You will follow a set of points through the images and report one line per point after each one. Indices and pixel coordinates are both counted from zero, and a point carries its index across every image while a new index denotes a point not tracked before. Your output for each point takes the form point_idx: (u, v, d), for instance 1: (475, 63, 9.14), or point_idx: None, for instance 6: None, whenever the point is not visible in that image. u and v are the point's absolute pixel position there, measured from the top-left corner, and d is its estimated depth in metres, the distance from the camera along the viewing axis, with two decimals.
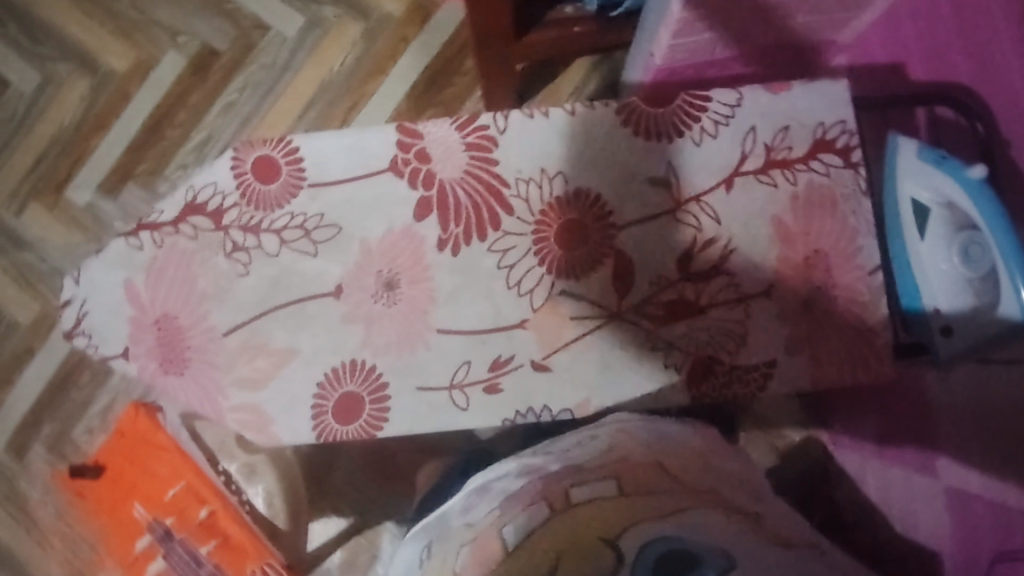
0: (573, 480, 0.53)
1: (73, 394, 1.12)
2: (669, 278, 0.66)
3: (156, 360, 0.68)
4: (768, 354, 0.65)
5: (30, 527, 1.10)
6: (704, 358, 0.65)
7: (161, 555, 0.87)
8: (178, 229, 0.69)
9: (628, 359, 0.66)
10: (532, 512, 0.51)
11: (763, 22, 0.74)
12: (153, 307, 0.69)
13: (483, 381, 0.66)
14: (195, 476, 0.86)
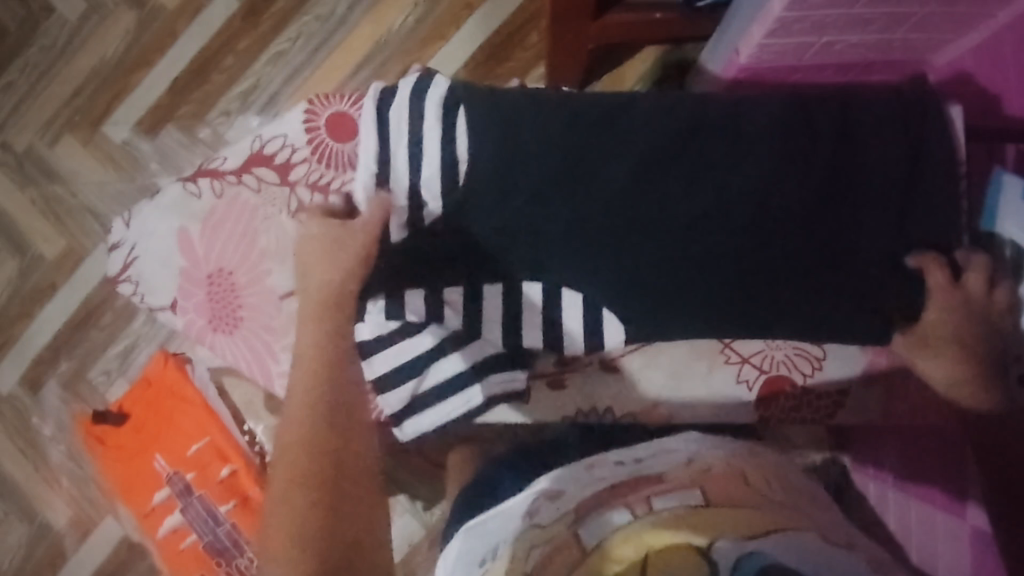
0: (653, 490, 0.53)
1: (93, 334, 1.10)
2: None
3: (205, 317, 0.72)
4: (842, 384, 0.71)
5: (39, 463, 1.09)
6: (779, 380, 0.71)
7: (178, 509, 0.84)
8: (241, 179, 0.73)
9: (694, 367, 0.71)
10: (615, 517, 0.51)
11: (862, 27, 0.72)
12: (206, 262, 0.72)
13: (548, 376, 0.73)
14: (222, 436, 0.85)
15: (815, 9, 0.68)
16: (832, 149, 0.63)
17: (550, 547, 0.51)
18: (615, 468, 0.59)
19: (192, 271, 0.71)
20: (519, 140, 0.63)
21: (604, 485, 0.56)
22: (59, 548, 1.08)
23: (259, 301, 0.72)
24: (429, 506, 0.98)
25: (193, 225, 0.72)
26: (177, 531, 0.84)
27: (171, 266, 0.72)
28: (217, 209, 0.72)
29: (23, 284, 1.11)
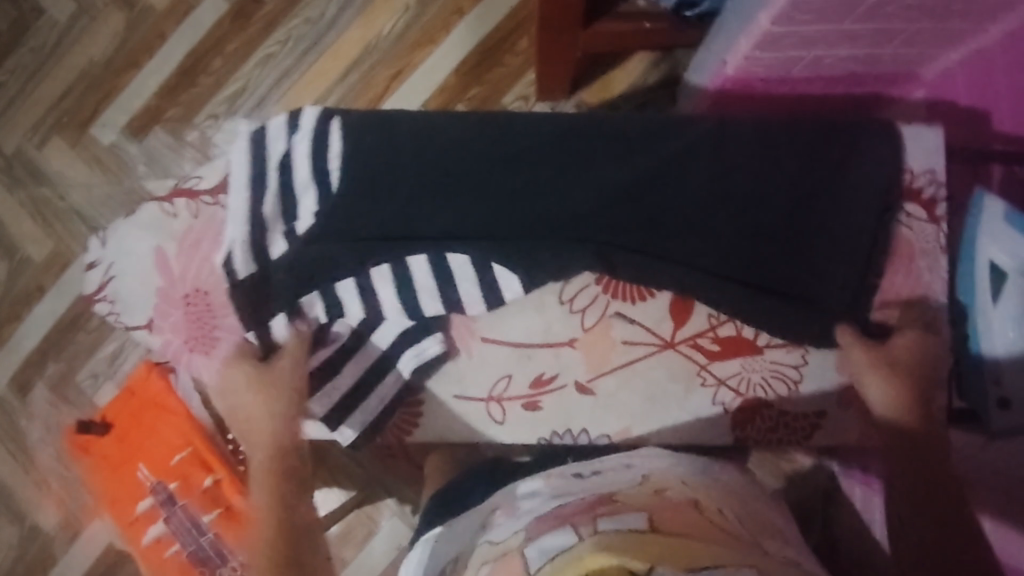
0: (603, 511, 0.50)
1: (82, 336, 1.10)
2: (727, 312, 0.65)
3: (181, 337, 0.65)
4: (820, 405, 0.67)
5: (28, 465, 1.10)
6: (755, 403, 0.66)
7: (161, 519, 0.84)
8: (218, 199, 0.68)
9: (672, 389, 0.66)
10: (562, 536, 0.48)
11: (849, 43, 0.71)
12: (184, 279, 0.66)
13: (523, 397, 0.67)
14: (206, 447, 0.84)
15: (801, 25, 0.68)
16: (818, 166, 0.64)
17: (501, 561, 0.51)
18: (573, 480, 0.59)
19: (169, 291, 0.66)
20: (505, 151, 0.63)
21: (559, 499, 0.56)
22: (48, 551, 1.09)
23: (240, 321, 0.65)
24: (416, 510, 0.98)
25: (170, 243, 0.67)
26: (161, 540, 0.84)
27: (146, 287, 0.66)
28: (193, 227, 0.67)
29: (12, 286, 1.11)
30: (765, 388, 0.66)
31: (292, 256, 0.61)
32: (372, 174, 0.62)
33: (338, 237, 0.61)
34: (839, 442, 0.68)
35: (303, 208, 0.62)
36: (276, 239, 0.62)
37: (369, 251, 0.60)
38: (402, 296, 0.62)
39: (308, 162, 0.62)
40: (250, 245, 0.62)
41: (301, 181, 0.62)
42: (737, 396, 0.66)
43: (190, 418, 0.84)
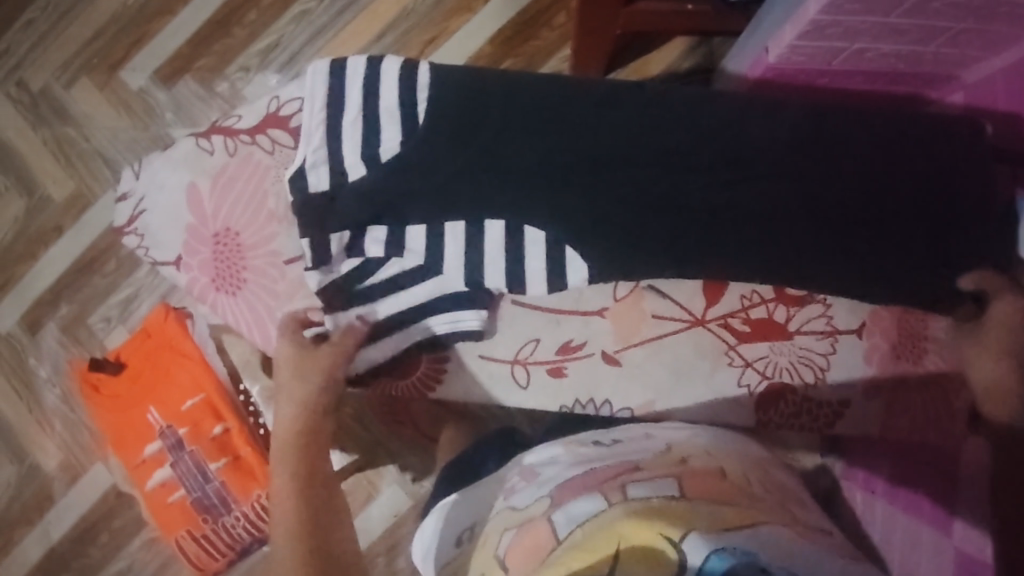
0: (630, 478, 0.53)
1: (97, 279, 1.10)
2: (762, 295, 0.66)
3: (209, 275, 0.68)
4: (845, 394, 0.67)
5: (33, 405, 1.11)
6: (781, 387, 0.67)
7: (169, 463, 0.84)
8: (255, 140, 0.69)
9: (699, 365, 0.67)
10: (589, 502, 0.51)
11: (896, 37, 0.71)
12: (213, 221, 0.68)
13: (549, 363, 0.68)
14: (218, 393, 0.85)
15: (851, 15, 0.67)
16: (893, 176, 0.61)
17: (524, 526, 0.54)
18: (593, 449, 0.61)
19: (199, 230, 0.67)
20: (572, 117, 0.61)
21: (581, 467, 0.58)
22: (47, 491, 1.11)
23: (265, 264, 0.67)
24: (417, 480, 0.98)
25: (203, 181, 0.68)
26: (166, 485, 0.84)
27: (177, 224, 0.68)
28: (229, 165, 0.68)
29: (29, 224, 1.10)
30: (790, 374, 0.66)
31: (332, 201, 0.60)
32: (434, 125, 0.60)
33: (376, 197, 0.60)
34: (860, 433, 0.69)
35: (348, 157, 0.60)
36: (320, 178, 0.61)
37: (404, 206, 0.60)
38: (430, 258, 0.62)
39: (395, 89, 0.61)
40: (326, 167, 0.61)
41: (349, 119, 0.61)
42: (760, 381, 0.67)
43: (202, 362, 0.85)
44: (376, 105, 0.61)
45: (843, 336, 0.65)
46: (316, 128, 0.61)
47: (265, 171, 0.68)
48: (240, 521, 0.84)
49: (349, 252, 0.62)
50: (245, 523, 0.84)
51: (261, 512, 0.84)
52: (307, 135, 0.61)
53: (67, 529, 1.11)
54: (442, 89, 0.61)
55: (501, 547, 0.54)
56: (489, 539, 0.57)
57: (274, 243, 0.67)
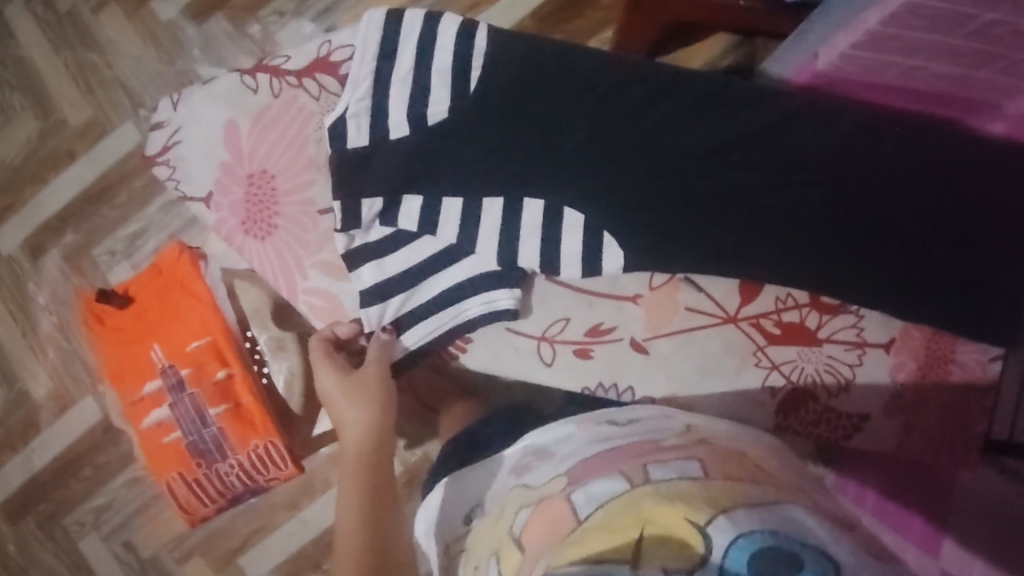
0: (652, 458, 0.53)
1: (105, 210, 1.08)
2: (797, 300, 0.64)
3: (239, 218, 0.65)
4: (866, 407, 0.64)
5: (27, 330, 1.11)
6: (803, 391, 0.64)
7: (166, 404, 0.83)
8: (300, 84, 0.67)
9: (726, 362, 0.65)
10: (609, 483, 0.51)
11: (951, 58, 0.70)
12: (251, 161, 0.65)
13: (575, 344, 0.67)
14: (225, 338, 0.83)
15: (909, 29, 0.66)
16: (934, 197, 0.60)
17: (543, 504, 0.53)
18: (609, 427, 0.61)
19: (234, 168, 0.65)
20: (624, 102, 0.59)
21: (598, 444, 0.58)
22: (35, 418, 1.11)
23: (298, 211, 0.64)
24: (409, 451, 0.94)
25: (242, 118, 0.66)
26: (162, 425, 0.83)
27: (211, 159, 0.66)
28: (272, 107, 0.66)
29: (41, 147, 1.09)
30: (819, 382, 0.64)
31: (371, 156, 0.59)
32: (485, 93, 0.58)
33: (416, 157, 0.58)
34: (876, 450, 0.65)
35: (394, 116, 0.58)
36: (360, 131, 0.59)
37: (442, 163, 0.58)
38: (464, 225, 0.60)
39: (451, 49, 0.59)
40: (368, 119, 0.59)
41: (398, 76, 0.59)
42: (785, 386, 0.64)
43: (213, 306, 0.83)
44: (429, 64, 0.59)
45: (872, 348, 0.63)
46: (364, 77, 0.59)
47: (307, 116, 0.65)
48: (233, 470, 0.83)
49: (381, 217, 0.60)
50: (237, 472, 0.83)
51: (256, 463, 0.83)
52: (352, 83, 0.59)
53: (51, 459, 1.11)
54: (499, 57, 0.59)
55: (517, 526, 0.54)
56: (505, 515, 0.57)
57: (310, 191, 0.64)
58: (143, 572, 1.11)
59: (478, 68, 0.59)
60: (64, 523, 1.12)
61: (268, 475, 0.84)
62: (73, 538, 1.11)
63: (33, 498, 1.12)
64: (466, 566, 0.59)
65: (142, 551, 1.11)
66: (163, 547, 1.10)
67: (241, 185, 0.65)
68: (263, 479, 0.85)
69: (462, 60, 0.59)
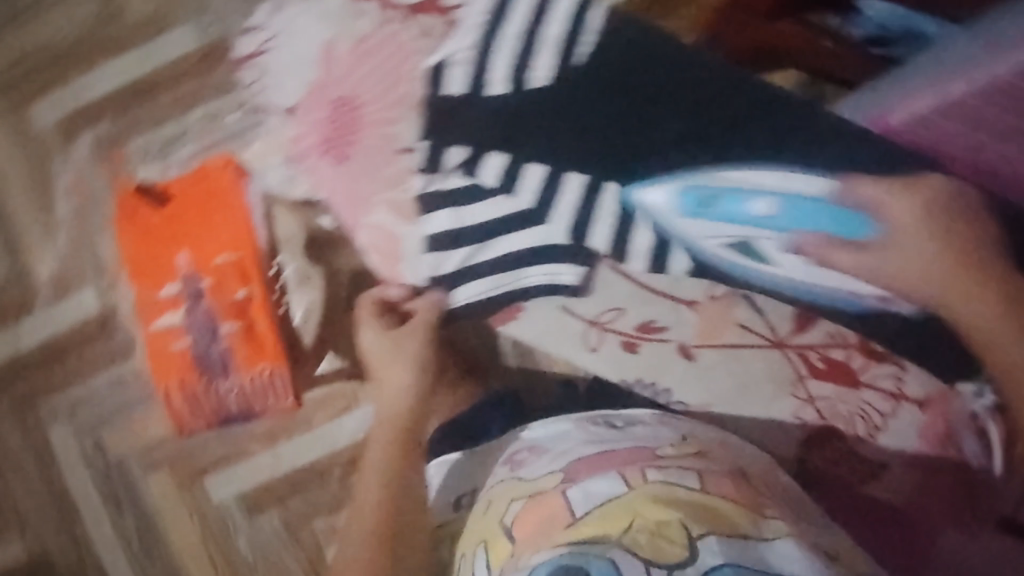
0: (650, 463, 0.58)
1: (148, 108, 1.09)
2: (846, 337, 0.60)
3: (319, 137, 0.64)
4: (885, 457, 0.61)
5: (43, 209, 1.11)
6: (830, 428, 0.64)
7: (180, 310, 0.82)
8: (406, 21, 0.62)
9: (760, 386, 0.66)
10: (605, 483, 0.57)
11: None
12: (340, 82, 0.63)
13: (624, 337, 0.70)
14: (252, 260, 0.82)
15: None
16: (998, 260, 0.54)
17: (537, 496, 0.59)
18: (606, 429, 0.66)
19: (323, 88, 0.64)
20: (729, 105, 0.56)
21: (593, 443, 0.64)
22: (30, 298, 1.11)
23: (375, 147, 0.62)
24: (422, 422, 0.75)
25: (342, 41, 0.63)
26: (171, 330, 0.82)
27: (304, 75, 0.66)
28: (372, 36, 0.63)
29: (96, 32, 1.09)
30: (861, 428, 0.62)
31: (463, 105, 0.59)
32: (590, 69, 0.58)
33: (506, 118, 0.59)
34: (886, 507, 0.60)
35: (496, 70, 0.58)
36: (457, 79, 0.59)
37: (531, 130, 0.59)
38: (546, 179, 0.59)
39: (566, 20, 0.58)
40: (468, 68, 0.59)
41: (507, 34, 0.58)
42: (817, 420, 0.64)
43: (246, 226, 0.82)
44: (538, 28, 0.58)
45: (908, 402, 0.61)
46: (474, 27, 0.59)
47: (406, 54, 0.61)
48: (234, 392, 0.83)
49: (464, 167, 0.60)
50: (236, 395, 0.83)
51: (257, 388, 0.83)
52: (463, 31, 0.59)
53: (36, 342, 1.10)
54: (611, 37, 0.58)
55: (509, 517, 0.60)
56: (496, 503, 0.63)
57: (392, 128, 0.61)
58: (106, 472, 1.10)
59: (588, 42, 0.58)
60: (37, 409, 1.10)
61: (266, 404, 0.84)
62: (44, 424, 1.10)
63: (11, 377, 1.10)
64: (462, 543, 0.66)
65: (110, 451, 1.10)
66: (131, 453, 1.09)
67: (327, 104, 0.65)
68: (261, 407, 0.84)
69: (574, 30, 0.58)
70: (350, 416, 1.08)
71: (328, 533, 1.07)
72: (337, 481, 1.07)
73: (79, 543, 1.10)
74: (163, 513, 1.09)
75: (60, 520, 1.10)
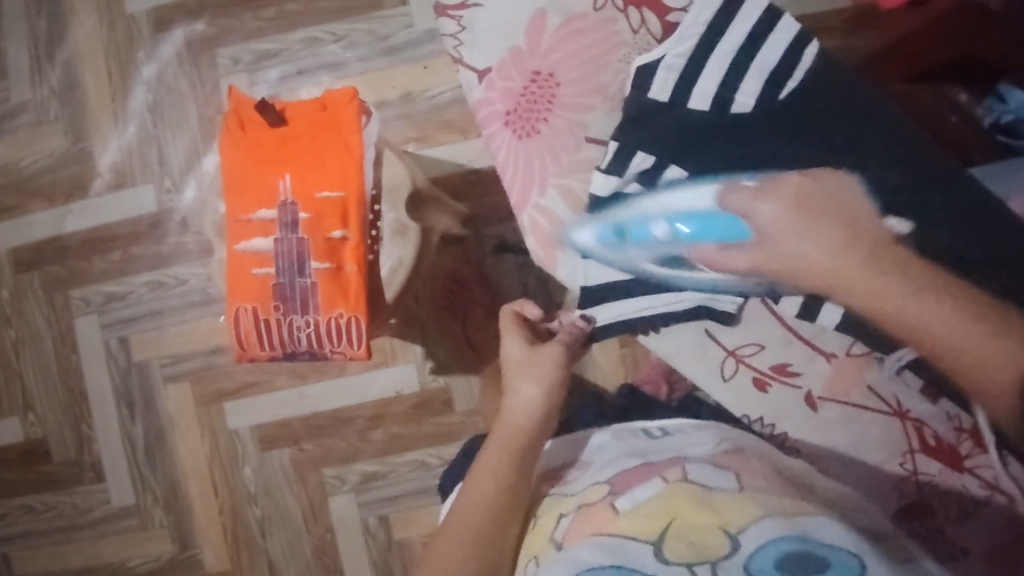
0: (696, 464, 0.58)
1: (248, 16, 1.03)
2: (961, 425, 0.61)
3: (507, 107, 0.65)
4: (973, 542, 0.59)
5: (117, 96, 1.07)
6: (922, 502, 0.61)
7: (271, 237, 0.80)
8: (626, 12, 0.63)
9: (873, 445, 0.63)
10: (649, 486, 0.55)
11: None
12: (540, 57, 0.64)
13: (758, 372, 0.67)
14: (356, 203, 0.78)
15: None
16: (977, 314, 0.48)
17: (586, 508, 0.57)
18: (647, 438, 0.65)
19: (523, 58, 0.64)
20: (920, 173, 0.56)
21: (640, 456, 0.62)
22: (85, 182, 1.08)
23: (565, 128, 0.63)
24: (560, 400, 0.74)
25: (554, 15, 0.64)
26: (258, 255, 0.80)
27: (506, 39, 0.65)
28: (587, 18, 0.63)
29: None
30: (949, 495, 0.60)
31: (661, 112, 0.59)
32: (793, 105, 0.57)
33: (695, 135, 0.58)
34: None
35: (702, 87, 0.58)
36: (665, 86, 0.59)
37: (707, 148, 0.58)
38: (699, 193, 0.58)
39: (780, 53, 0.58)
40: (674, 76, 0.59)
41: (721, 51, 0.58)
42: (913, 491, 0.61)
43: (360, 164, 0.79)
44: (753, 55, 0.58)
45: (1001, 496, 0.59)
46: (694, 31, 0.59)
47: (615, 44, 0.63)
48: (307, 328, 0.80)
49: None
50: (309, 332, 0.80)
51: (331, 331, 0.80)
52: (677, 35, 0.59)
53: (82, 228, 1.08)
54: (816, 77, 0.57)
55: (559, 531, 0.57)
56: (546, 519, 0.61)
57: (586, 115, 0.63)
58: (126, 372, 1.08)
59: (796, 79, 0.57)
60: (67, 294, 1.09)
61: (336, 348, 0.81)
62: (72, 311, 1.08)
63: (48, 257, 1.09)
64: (520, 558, 0.60)
65: (134, 352, 1.07)
66: (155, 358, 1.07)
67: (519, 75, 0.64)
68: (330, 348, 0.81)
69: (785, 67, 0.57)
70: (388, 370, 1.03)
71: (337, 482, 1.04)
72: (357, 432, 1.03)
73: (81, 438, 1.10)
74: (175, 425, 1.07)
75: (66, 410, 1.10)
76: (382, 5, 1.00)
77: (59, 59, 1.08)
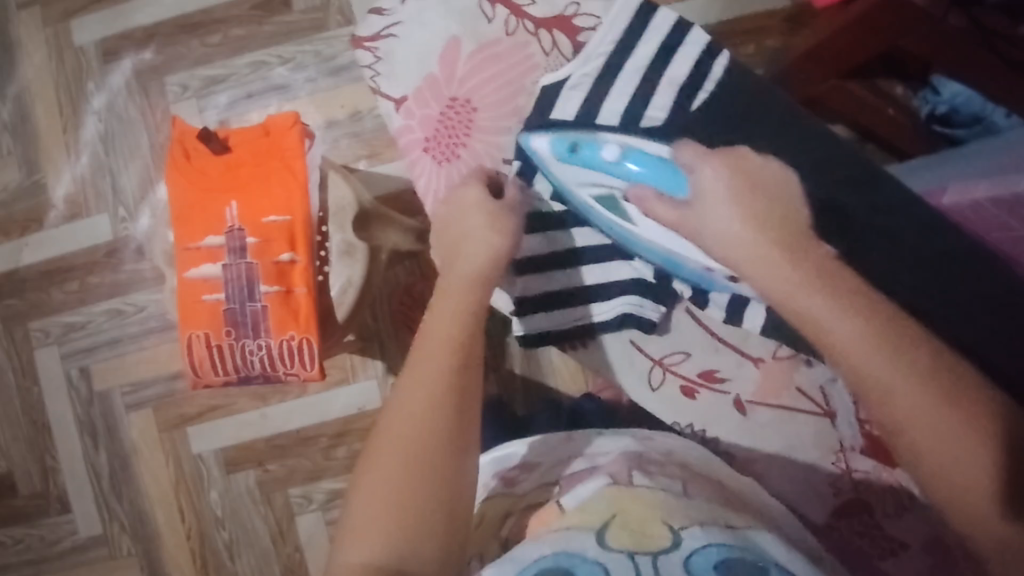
0: (641, 466, 0.59)
1: (194, 43, 1.05)
2: None
3: (428, 132, 0.70)
4: (909, 537, 0.61)
5: (68, 128, 1.08)
6: (859, 500, 0.63)
7: (220, 263, 0.81)
8: (536, 34, 0.70)
9: (807, 438, 0.67)
10: (592, 483, 0.57)
11: None
12: (457, 86, 0.70)
13: (685, 379, 0.72)
14: (302, 225, 0.80)
15: None
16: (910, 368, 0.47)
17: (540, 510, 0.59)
18: (597, 436, 0.67)
19: (440, 86, 0.70)
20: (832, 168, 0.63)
21: (589, 457, 0.63)
22: (39, 215, 1.08)
23: (483, 151, 0.69)
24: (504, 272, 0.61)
25: (468, 42, 0.71)
26: (208, 281, 0.81)
27: (422, 66, 0.71)
28: (501, 43, 0.71)
29: None
30: (882, 492, 0.63)
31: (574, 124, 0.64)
32: (704, 115, 0.64)
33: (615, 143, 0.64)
34: None
35: (611, 104, 0.65)
36: (572, 104, 0.65)
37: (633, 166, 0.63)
38: None
39: (687, 67, 0.65)
40: (582, 95, 0.65)
41: (631, 66, 0.66)
42: (849, 489, 0.64)
43: (303, 188, 0.80)
44: (661, 71, 0.65)
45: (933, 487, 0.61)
46: (598, 55, 0.66)
47: (529, 67, 0.70)
48: (260, 352, 0.81)
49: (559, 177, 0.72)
50: (262, 355, 0.82)
51: (283, 353, 0.81)
52: (584, 56, 0.66)
53: (39, 260, 1.08)
54: (725, 90, 0.65)
55: (510, 531, 0.61)
56: (487, 521, 0.64)
57: (504, 137, 0.69)
58: (89, 402, 1.08)
59: (706, 91, 0.65)
60: (26, 327, 1.09)
61: (290, 370, 0.82)
62: (32, 343, 1.09)
63: (6, 291, 1.09)
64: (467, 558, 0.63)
65: (95, 382, 1.08)
66: (117, 387, 1.07)
67: (439, 101, 0.70)
68: (283, 371, 0.83)
69: (690, 84, 0.65)
70: (349, 387, 1.04)
71: (303, 502, 1.04)
72: (320, 451, 1.04)
73: (47, 470, 1.10)
74: (139, 452, 1.08)
75: (30, 443, 1.10)
76: (326, 26, 1.01)
77: (10, 94, 1.09)
